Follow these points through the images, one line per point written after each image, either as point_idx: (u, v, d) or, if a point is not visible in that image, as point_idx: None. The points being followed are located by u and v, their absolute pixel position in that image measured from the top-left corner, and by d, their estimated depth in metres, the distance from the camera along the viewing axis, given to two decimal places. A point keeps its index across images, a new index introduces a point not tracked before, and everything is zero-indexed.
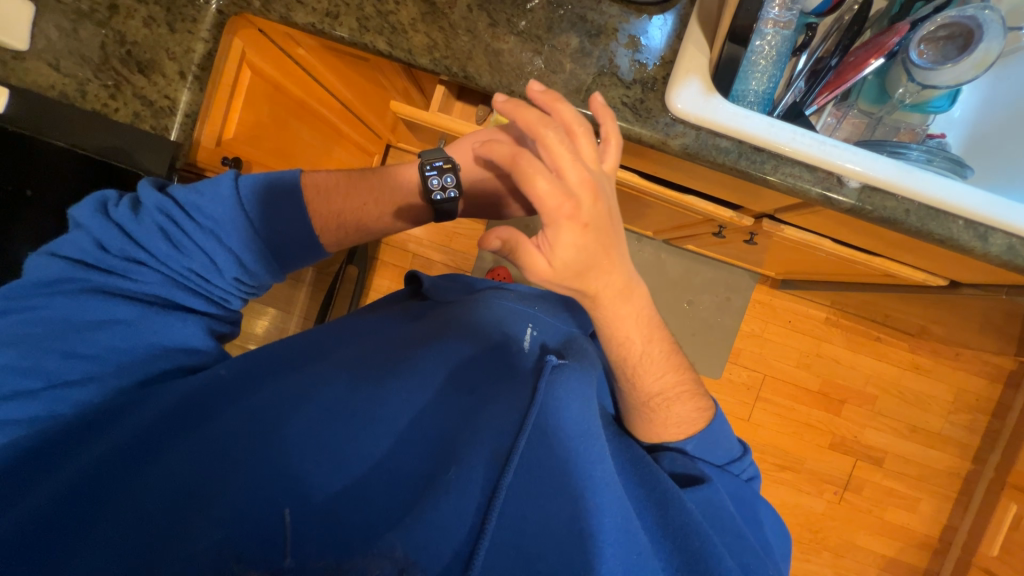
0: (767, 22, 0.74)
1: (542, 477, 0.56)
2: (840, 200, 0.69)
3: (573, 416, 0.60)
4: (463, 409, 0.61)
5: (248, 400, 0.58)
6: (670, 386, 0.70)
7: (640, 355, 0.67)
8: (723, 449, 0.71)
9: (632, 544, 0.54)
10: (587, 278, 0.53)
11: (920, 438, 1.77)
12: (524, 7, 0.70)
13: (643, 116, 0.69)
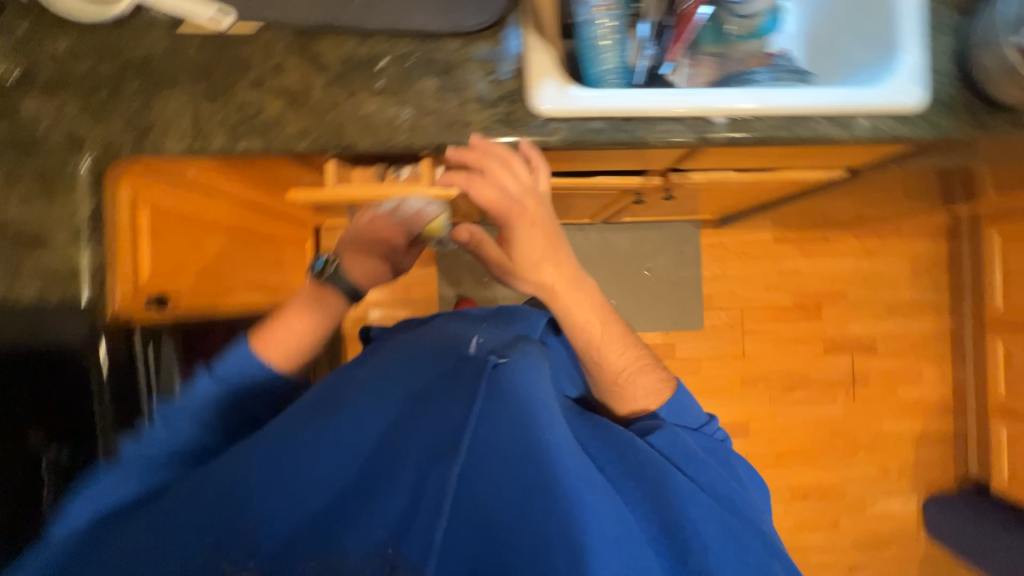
0: (595, 5, 0.81)
1: (510, 466, 0.58)
2: (716, 138, 0.75)
3: (526, 399, 0.63)
4: (409, 406, 0.61)
5: (221, 467, 0.55)
6: (633, 360, 0.87)
7: (601, 337, 0.83)
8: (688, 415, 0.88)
9: (604, 506, 0.59)
10: (540, 269, 0.73)
11: (899, 313, 1.85)
12: (376, 68, 0.73)
13: (517, 126, 0.73)
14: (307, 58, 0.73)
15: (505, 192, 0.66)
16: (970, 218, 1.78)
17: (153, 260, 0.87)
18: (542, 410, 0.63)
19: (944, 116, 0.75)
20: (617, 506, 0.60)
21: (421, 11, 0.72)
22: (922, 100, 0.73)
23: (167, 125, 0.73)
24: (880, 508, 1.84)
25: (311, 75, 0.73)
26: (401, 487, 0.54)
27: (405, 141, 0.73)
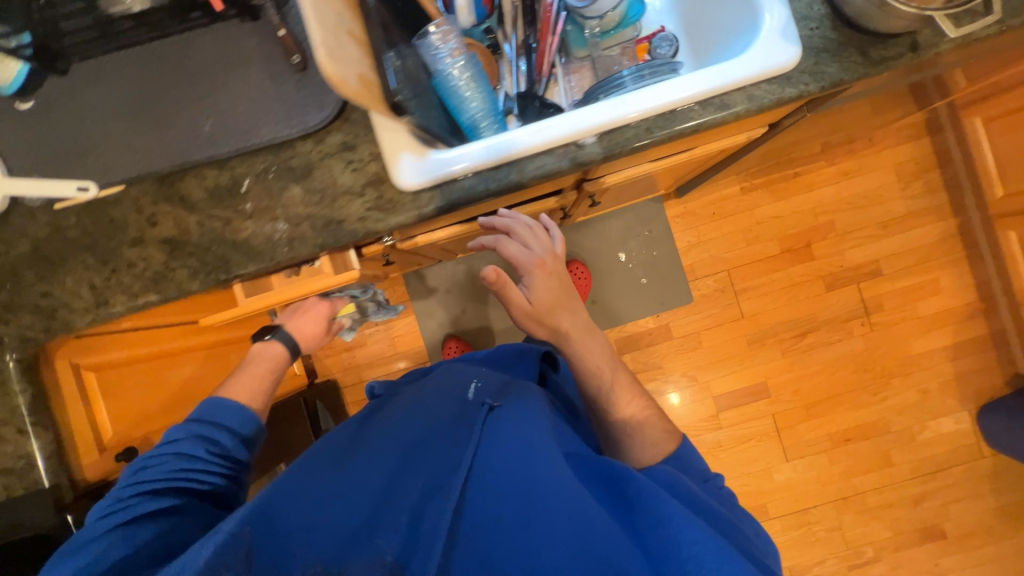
0: (446, 53, 0.80)
1: (509, 497, 0.62)
2: (591, 159, 0.71)
3: (524, 440, 0.68)
4: (437, 426, 0.76)
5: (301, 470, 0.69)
6: (643, 407, 0.86)
7: (615, 386, 0.88)
8: (698, 469, 0.78)
9: (597, 527, 0.57)
10: (554, 314, 0.84)
11: (898, 228, 1.72)
12: (240, 191, 0.73)
13: (389, 208, 0.72)
14: (175, 203, 0.74)
15: (529, 249, 0.84)
16: (946, 107, 1.64)
17: (114, 421, 0.92)
18: (541, 445, 0.67)
19: (826, 62, 0.69)
20: (612, 531, 0.57)
21: (265, 124, 0.72)
22: (795, 55, 0.68)
23: (69, 303, 0.75)
24: (931, 433, 1.73)
25: (183, 218, 0.74)
26: (418, 514, 0.62)
27: (288, 254, 0.73)
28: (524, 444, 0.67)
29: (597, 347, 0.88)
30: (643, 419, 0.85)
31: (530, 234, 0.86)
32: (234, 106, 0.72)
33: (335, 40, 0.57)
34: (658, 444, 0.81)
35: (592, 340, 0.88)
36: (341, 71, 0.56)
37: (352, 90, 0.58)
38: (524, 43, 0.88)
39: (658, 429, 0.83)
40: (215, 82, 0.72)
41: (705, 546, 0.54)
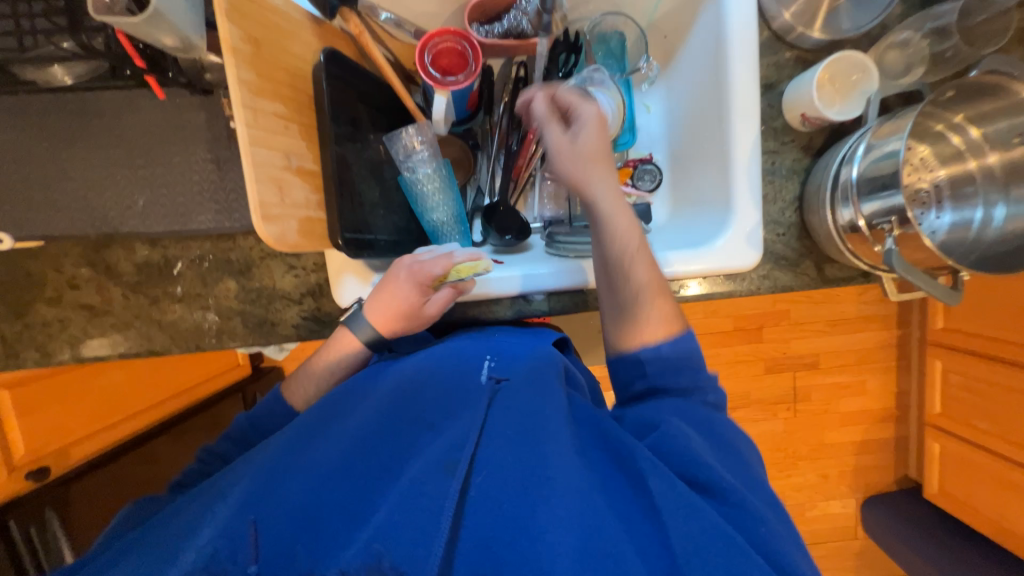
0: (416, 159, 0.75)
1: (505, 499, 0.47)
2: (534, 314, 0.74)
3: (532, 412, 0.53)
4: (401, 403, 0.56)
5: (291, 458, 0.53)
6: (658, 278, 0.60)
7: (635, 246, 0.59)
8: (692, 363, 0.59)
9: (609, 541, 0.43)
10: (579, 144, 0.61)
11: (844, 328, 1.79)
12: (172, 272, 0.70)
13: (326, 321, 0.71)
14: (99, 270, 0.70)
15: (585, 103, 0.63)
16: None
17: (26, 442, 0.93)
18: (549, 422, 0.51)
19: (781, 270, 0.70)
20: (621, 545, 0.43)
21: (202, 211, 0.67)
22: (754, 261, 0.67)
23: None
24: (820, 511, 1.91)
25: (106, 286, 0.70)
26: (387, 509, 0.45)
27: (216, 345, 0.71)
28: (526, 423, 0.52)
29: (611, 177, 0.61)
30: (644, 259, 0.59)
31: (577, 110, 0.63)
32: (169, 184, 0.66)
33: (279, 191, 0.53)
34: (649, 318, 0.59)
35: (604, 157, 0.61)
36: (280, 228, 0.53)
37: (292, 242, 0.55)
38: (507, 144, 0.83)
39: (676, 371, 0.58)
40: (150, 154, 0.66)
41: (700, 534, 0.44)
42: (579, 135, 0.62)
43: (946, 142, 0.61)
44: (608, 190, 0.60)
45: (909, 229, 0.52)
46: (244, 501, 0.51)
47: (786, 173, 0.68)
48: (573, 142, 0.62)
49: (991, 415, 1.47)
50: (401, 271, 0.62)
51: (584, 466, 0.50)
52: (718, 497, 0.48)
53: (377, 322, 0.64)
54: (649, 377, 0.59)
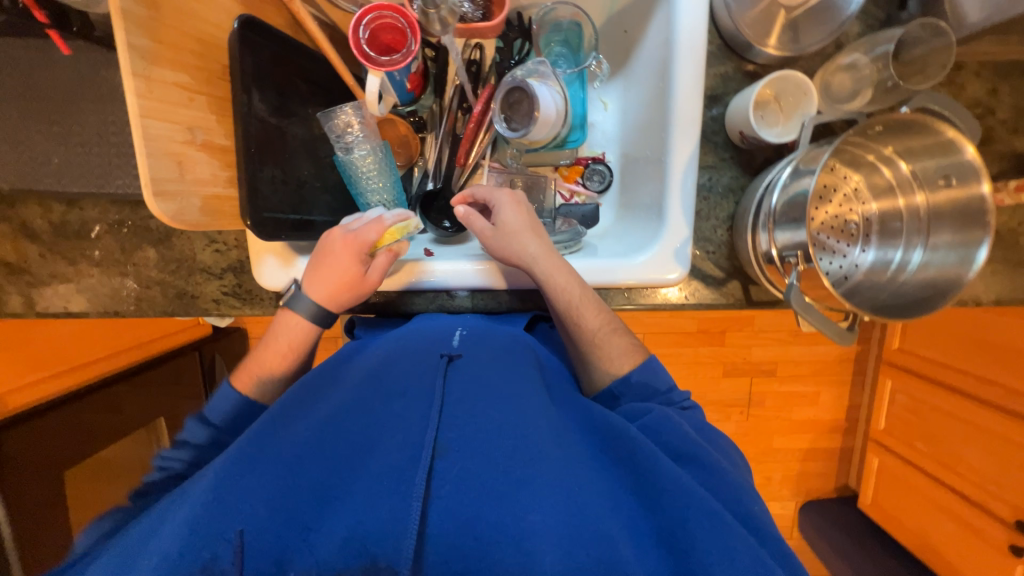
0: (350, 140, 0.72)
1: (489, 480, 0.45)
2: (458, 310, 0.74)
3: (502, 387, 0.52)
4: (361, 387, 0.53)
5: (258, 446, 0.48)
6: (612, 318, 0.62)
7: (579, 296, 0.61)
8: (661, 383, 0.59)
9: (591, 514, 0.44)
10: (513, 234, 0.64)
11: (807, 339, 1.71)
12: (90, 235, 0.69)
13: (248, 298, 0.70)
14: (14, 225, 0.68)
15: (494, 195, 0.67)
16: None
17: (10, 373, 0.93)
18: (521, 400, 0.51)
19: (706, 288, 0.69)
20: (606, 514, 0.45)
21: (120, 175, 0.65)
22: (678, 278, 0.66)
23: None
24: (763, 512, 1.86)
25: (22, 245, 0.68)
26: (361, 501, 0.44)
27: (135, 312, 0.71)
28: (501, 399, 0.51)
29: (539, 248, 0.63)
30: (596, 314, 0.61)
31: (498, 206, 0.66)
32: (86, 144, 0.64)
33: (179, 167, 0.51)
34: (612, 361, 0.60)
35: (530, 233, 0.64)
36: (178, 206, 0.51)
37: (192, 220, 0.53)
38: (454, 130, 0.81)
39: (653, 393, 0.59)
40: (66, 109, 0.63)
41: (696, 517, 0.44)
42: (499, 214, 0.66)
43: (877, 173, 0.60)
44: (550, 272, 0.62)
45: (812, 266, 0.51)
46: (206, 503, 0.44)
47: (722, 192, 0.67)
48: (496, 224, 0.65)
49: (931, 437, 1.51)
50: (335, 243, 0.61)
51: (566, 439, 0.49)
52: (704, 472, 0.50)
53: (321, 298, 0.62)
54: (625, 402, 0.59)
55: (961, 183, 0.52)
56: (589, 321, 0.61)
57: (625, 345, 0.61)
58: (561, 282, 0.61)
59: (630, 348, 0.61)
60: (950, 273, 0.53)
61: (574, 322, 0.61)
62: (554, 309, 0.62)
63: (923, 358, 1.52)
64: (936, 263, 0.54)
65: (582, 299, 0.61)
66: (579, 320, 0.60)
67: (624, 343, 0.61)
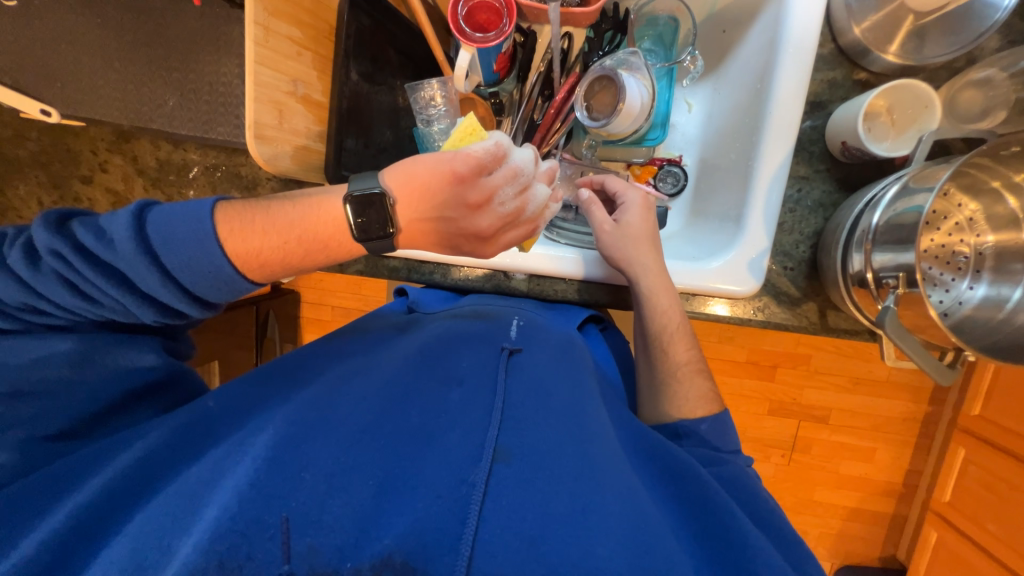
0: (433, 112, 0.73)
1: (557, 492, 0.42)
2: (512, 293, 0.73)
3: (563, 398, 0.52)
4: (419, 373, 0.53)
5: (319, 413, 0.48)
6: (698, 358, 0.62)
7: (676, 325, 0.62)
8: (731, 439, 0.57)
9: (659, 544, 0.41)
10: (631, 241, 0.64)
11: (868, 389, 1.57)
12: (188, 175, 0.74)
13: None
14: (127, 159, 0.75)
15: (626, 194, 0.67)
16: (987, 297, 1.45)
17: None
18: (588, 416, 0.50)
19: (778, 306, 0.65)
20: (672, 547, 0.42)
21: (222, 124, 0.70)
22: (751, 292, 0.63)
23: (21, 209, 0.79)
24: None
25: (131, 177, 0.75)
26: (427, 497, 0.42)
27: None
28: (563, 411, 0.50)
29: (657, 263, 0.63)
30: (685, 348, 0.62)
31: (622, 210, 0.66)
32: (197, 91, 0.69)
33: (278, 114, 0.54)
34: (689, 399, 0.59)
35: (652, 245, 0.64)
36: (273, 151, 0.54)
37: (283, 167, 0.56)
38: (531, 116, 0.80)
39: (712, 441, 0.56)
40: (186, 58, 0.69)
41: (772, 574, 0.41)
42: (623, 215, 0.66)
43: (1000, 203, 0.54)
44: (661, 289, 0.62)
45: (917, 291, 0.46)
46: (264, 466, 0.42)
47: (811, 206, 0.63)
48: (618, 222, 0.65)
49: (1007, 520, 1.35)
50: (491, 167, 0.54)
51: (625, 465, 0.48)
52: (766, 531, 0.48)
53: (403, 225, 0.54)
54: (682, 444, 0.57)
55: None
56: (679, 352, 0.61)
57: (706, 386, 0.61)
58: (666, 307, 0.62)
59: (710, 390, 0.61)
60: None
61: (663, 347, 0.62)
62: (650, 327, 0.62)
63: (1008, 431, 1.33)
64: None
65: (678, 328, 0.62)
66: (671, 349, 0.61)
67: (706, 383, 0.61)
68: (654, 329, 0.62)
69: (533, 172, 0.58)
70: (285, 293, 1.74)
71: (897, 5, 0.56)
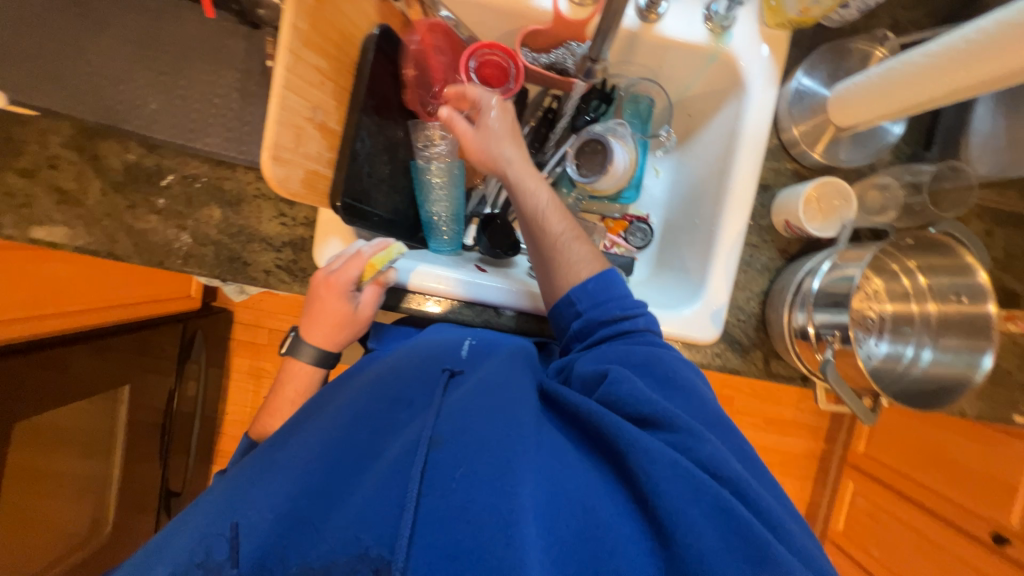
0: (434, 151, 0.77)
1: (482, 466, 0.43)
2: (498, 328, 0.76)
3: (496, 388, 0.52)
4: (368, 394, 0.54)
5: (267, 460, 0.48)
6: (577, 227, 0.65)
7: (547, 204, 0.65)
8: (617, 291, 0.61)
9: (585, 500, 0.43)
10: (491, 137, 0.67)
11: (778, 428, 1.77)
12: (159, 183, 0.69)
13: (299, 276, 0.71)
14: (85, 157, 0.68)
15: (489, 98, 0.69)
16: None
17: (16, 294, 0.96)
18: (518, 400, 0.51)
19: (732, 352, 0.74)
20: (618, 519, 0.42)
21: (212, 134, 0.67)
22: (711, 338, 0.71)
23: None
24: None
25: (87, 177, 0.68)
26: (365, 494, 0.42)
27: (180, 267, 0.70)
28: (494, 398, 0.51)
29: (510, 156, 0.66)
30: (556, 219, 0.64)
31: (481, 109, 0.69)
32: (188, 99, 0.66)
33: (296, 138, 0.54)
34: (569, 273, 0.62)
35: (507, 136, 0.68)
36: (286, 173, 0.54)
37: (293, 189, 0.56)
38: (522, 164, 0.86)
39: (602, 317, 0.60)
40: (180, 65, 0.66)
41: (680, 494, 0.41)
42: (483, 119, 0.68)
43: (897, 280, 0.69)
44: (519, 181, 0.65)
45: (849, 347, 0.57)
46: (220, 509, 0.43)
47: (760, 268, 0.75)
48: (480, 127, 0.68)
49: (885, 543, 1.57)
50: (320, 286, 0.65)
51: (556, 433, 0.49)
52: (684, 432, 0.47)
53: (318, 341, 0.67)
54: (586, 315, 0.61)
55: (970, 301, 0.61)
56: (547, 229, 0.64)
57: (581, 254, 0.63)
58: (525, 198, 0.65)
59: (585, 258, 0.63)
60: (957, 373, 0.60)
61: (535, 228, 0.64)
62: (522, 214, 0.65)
63: (886, 465, 1.58)
64: (946, 362, 0.62)
65: (540, 208, 0.64)
66: (545, 227, 0.64)
67: (580, 252, 0.63)
68: (523, 215, 0.65)
69: (344, 262, 0.65)
70: (217, 313, 1.60)
71: (824, 118, 0.70)
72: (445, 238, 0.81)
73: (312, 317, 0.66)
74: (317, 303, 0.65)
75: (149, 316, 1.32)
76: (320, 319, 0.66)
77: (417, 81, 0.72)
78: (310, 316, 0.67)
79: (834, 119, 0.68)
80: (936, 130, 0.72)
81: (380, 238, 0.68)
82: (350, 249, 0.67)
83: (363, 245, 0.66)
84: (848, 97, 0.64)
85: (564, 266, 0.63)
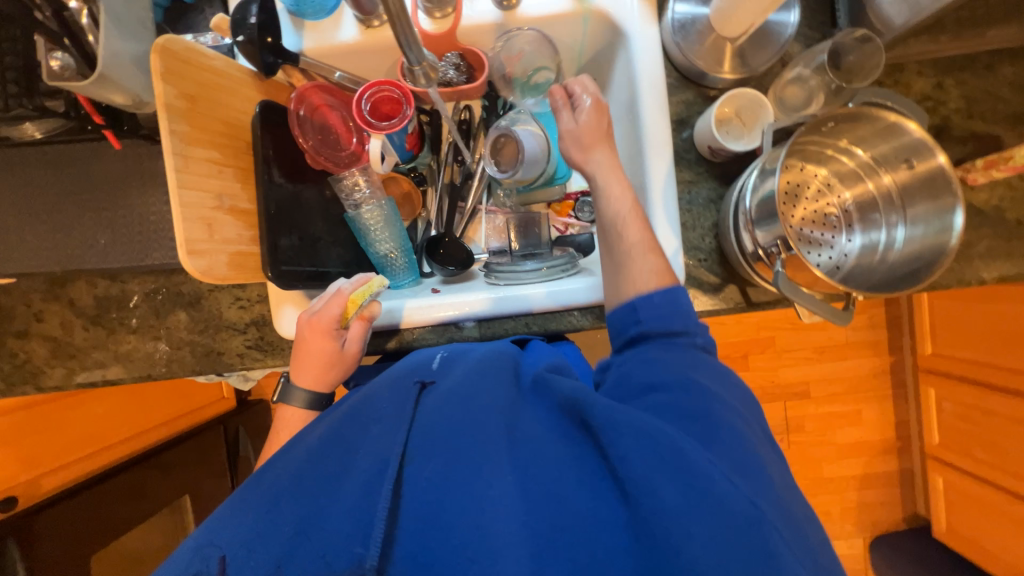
0: (359, 196, 0.79)
1: (457, 472, 0.43)
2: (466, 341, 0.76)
3: (471, 388, 0.51)
4: (349, 413, 0.53)
5: (245, 491, 0.47)
6: (652, 239, 0.62)
7: (628, 208, 0.63)
8: (682, 309, 0.56)
9: (560, 488, 0.42)
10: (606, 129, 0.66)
11: (833, 354, 1.64)
12: (128, 305, 0.75)
13: (269, 349, 0.75)
14: (62, 303, 0.75)
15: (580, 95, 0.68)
16: None
17: (54, 444, 1.03)
18: (494, 398, 0.49)
19: (704, 295, 0.71)
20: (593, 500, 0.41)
21: (158, 248, 0.73)
22: None
23: None
24: None
25: (69, 320, 0.76)
26: (339, 516, 0.42)
27: (165, 373, 0.76)
28: (469, 401, 0.49)
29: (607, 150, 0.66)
30: (636, 226, 0.62)
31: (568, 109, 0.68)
32: (129, 224, 0.72)
33: (208, 229, 0.58)
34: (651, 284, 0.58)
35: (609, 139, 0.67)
36: (206, 263, 0.58)
37: (219, 274, 0.60)
38: (452, 181, 0.89)
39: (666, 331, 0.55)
40: (112, 197, 0.72)
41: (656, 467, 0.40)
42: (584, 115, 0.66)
43: (841, 165, 0.64)
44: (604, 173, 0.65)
45: (795, 254, 0.54)
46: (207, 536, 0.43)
47: (703, 203, 0.72)
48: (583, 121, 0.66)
49: (989, 445, 1.40)
50: (304, 330, 0.65)
51: (536, 424, 0.48)
52: (681, 390, 0.48)
53: (308, 384, 0.65)
54: (645, 325, 0.56)
55: (921, 162, 0.56)
56: (624, 236, 0.61)
57: (658, 266, 0.60)
58: (609, 198, 0.63)
59: (663, 269, 0.60)
60: (932, 243, 0.55)
61: (613, 228, 0.62)
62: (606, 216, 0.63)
63: (961, 360, 1.43)
64: (918, 235, 0.57)
65: (613, 209, 0.63)
66: (631, 233, 0.61)
67: (658, 265, 0.60)
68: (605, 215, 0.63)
69: (328, 303, 0.65)
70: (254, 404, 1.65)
71: (715, 37, 0.68)
72: (401, 272, 0.83)
73: (300, 365, 0.65)
74: (304, 348, 0.65)
75: (192, 426, 1.38)
76: (307, 365, 0.65)
77: (322, 144, 0.76)
78: (297, 365, 0.65)
79: (724, 33, 0.66)
80: (838, 6, 0.69)
81: (358, 275, 0.70)
82: (333, 288, 0.67)
83: (340, 283, 0.67)
84: (727, 8, 0.62)
85: (648, 270, 0.59)
